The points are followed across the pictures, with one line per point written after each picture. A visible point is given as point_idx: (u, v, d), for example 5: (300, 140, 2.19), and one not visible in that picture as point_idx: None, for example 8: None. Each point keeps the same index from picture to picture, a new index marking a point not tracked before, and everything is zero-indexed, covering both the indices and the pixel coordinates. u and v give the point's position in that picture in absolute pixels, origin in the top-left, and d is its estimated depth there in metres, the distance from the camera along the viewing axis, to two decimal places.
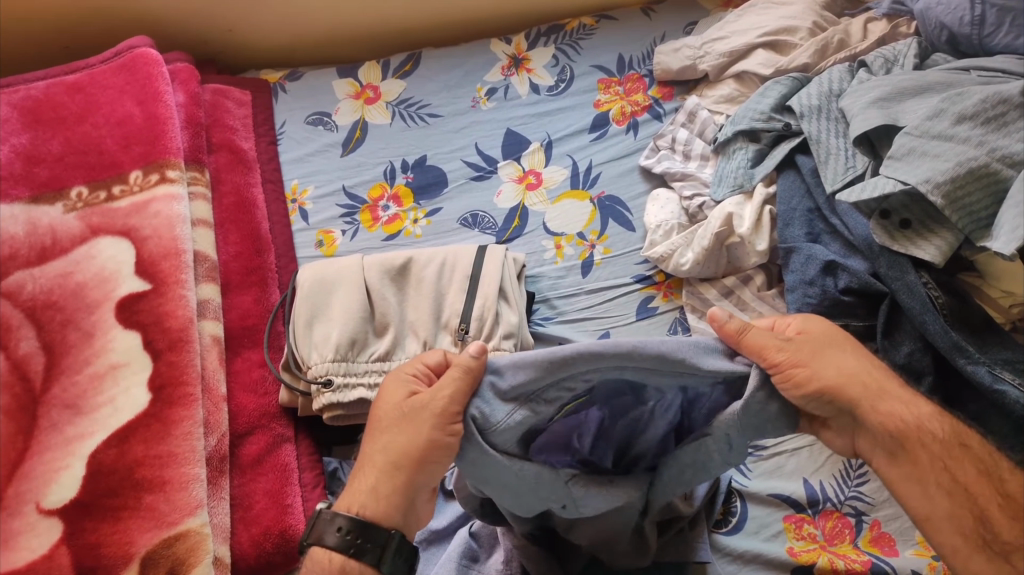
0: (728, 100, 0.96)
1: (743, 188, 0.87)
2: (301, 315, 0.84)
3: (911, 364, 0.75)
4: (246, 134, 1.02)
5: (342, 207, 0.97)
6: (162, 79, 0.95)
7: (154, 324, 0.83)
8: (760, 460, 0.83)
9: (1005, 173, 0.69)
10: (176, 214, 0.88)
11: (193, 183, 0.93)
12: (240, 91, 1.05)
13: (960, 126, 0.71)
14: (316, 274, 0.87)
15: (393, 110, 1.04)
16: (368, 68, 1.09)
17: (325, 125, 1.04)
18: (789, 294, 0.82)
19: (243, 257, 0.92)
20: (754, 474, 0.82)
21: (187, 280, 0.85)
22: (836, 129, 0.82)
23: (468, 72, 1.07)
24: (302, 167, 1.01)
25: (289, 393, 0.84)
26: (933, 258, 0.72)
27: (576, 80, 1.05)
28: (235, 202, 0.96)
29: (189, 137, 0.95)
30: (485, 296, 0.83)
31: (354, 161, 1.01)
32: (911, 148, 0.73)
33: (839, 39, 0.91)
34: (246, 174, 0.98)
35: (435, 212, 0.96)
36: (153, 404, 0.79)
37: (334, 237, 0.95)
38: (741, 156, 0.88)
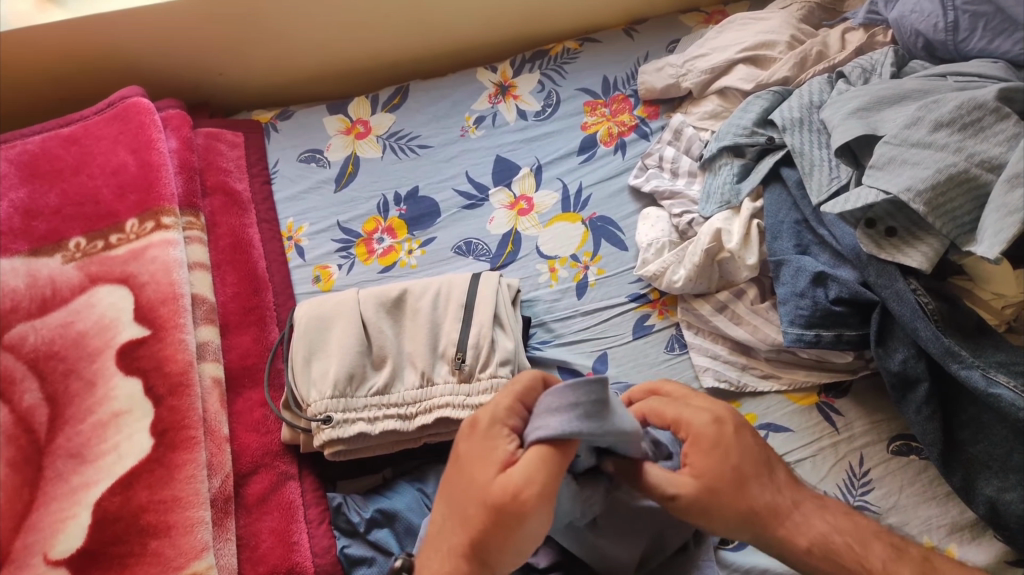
0: (712, 116, 0.97)
1: (730, 204, 0.87)
2: (299, 353, 0.85)
3: (907, 371, 0.76)
4: (240, 175, 1.04)
5: (337, 242, 0.98)
6: (154, 127, 0.97)
7: (154, 369, 0.84)
8: None
9: (985, 178, 0.70)
10: (173, 259, 0.89)
11: (189, 227, 0.94)
12: (233, 133, 1.07)
13: (937, 134, 0.72)
14: (312, 311, 0.87)
15: (383, 143, 1.06)
16: (357, 104, 1.10)
17: (317, 162, 1.05)
18: (782, 307, 0.82)
19: (241, 297, 0.94)
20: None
21: (185, 324, 0.86)
22: (819, 140, 0.83)
23: (455, 103, 1.09)
24: (296, 205, 1.02)
25: (290, 430, 0.84)
26: (920, 265, 0.73)
27: (562, 104, 1.06)
28: (231, 243, 0.97)
29: (183, 182, 0.97)
30: (480, 324, 0.83)
31: (347, 196, 1.02)
32: (890, 157, 0.74)
33: (817, 51, 0.93)
34: (241, 216, 0.99)
35: (429, 242, 0.97)
36: (156, 449, 0.80)
37: (331, 272, 0.96)
38: (727, 172, 0.89)
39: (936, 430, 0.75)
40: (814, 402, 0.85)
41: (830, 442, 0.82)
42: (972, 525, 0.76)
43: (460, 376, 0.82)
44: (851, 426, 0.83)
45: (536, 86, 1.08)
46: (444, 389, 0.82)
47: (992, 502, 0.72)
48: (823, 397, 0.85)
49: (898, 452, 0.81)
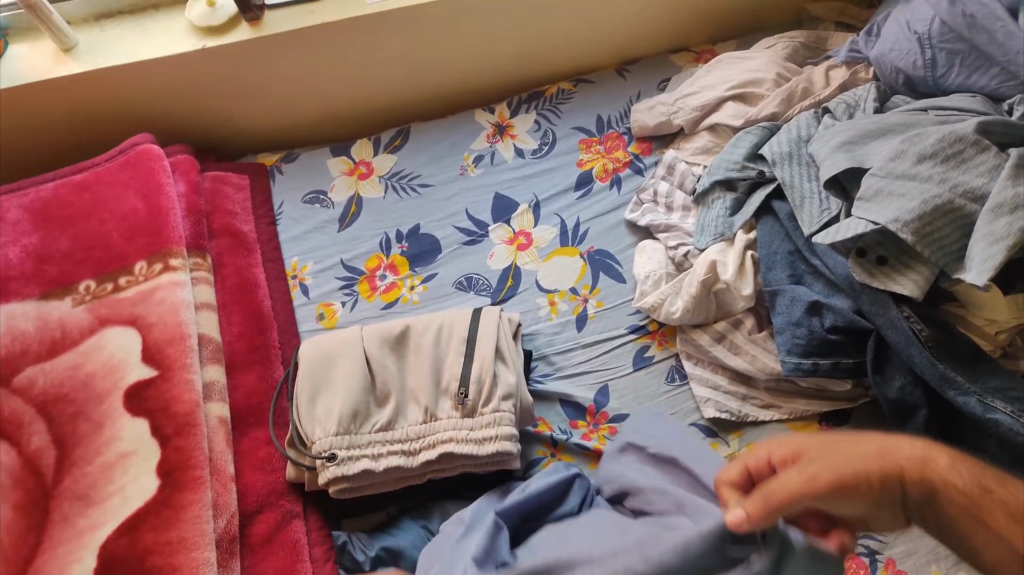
0: (704, 151, 1.00)
1: (724, 236, 0.89)
2: (304, 391, 0.86)
3: (904, 398, 0.77)
4: (247, 218, 1.06)
5: (340, 280, 1.00)
6: (163, 173, 1.00)
7: (161, 410, 0.85)
8: None
9: (970, 208, 0.72)
10: (181, 301, 0.91)
11: (196, 269, 0.96)
12: (239, 176, 1.10)
13: (922, 165, 0.74)
14: (316, 349, 0.89)
15: (385, 183, 1.09)
16: (359, 146, 1.14)
17: (321, 203, 1.08)
18: (778, 336, 0.83)
19: (246, 336, 0.95)
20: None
21: (192, 364, 0.87)
22: (809, 173, 0.85)
23: (455, 143, 1.12)
24: (300, 244, 1.04)
25: (295, 468, 0.85)
26: (912, 293, 0.74)
27: (558, 142, 1.09)
28: (237, 284, 0.99)
29: (191, 225, 0.99)
30: (482, 358, 0.85)
31: (350, 235, 1.04)
32: (877, 188, 0.76)
33: (803, 87, 0.96)
34: (247, 257, 1.01)
35: (431, 278, 0.99)
36: (163, 489, 0.81)
37: (334, 309, 0.98)
38: (720, 206, 0.92)
39: None
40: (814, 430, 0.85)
41: None
42: None
43: (463, 411, 0.83)
44: None
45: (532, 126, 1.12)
46: (447, 424, 0.83)
47: None
48: (823, 424, 0.85)
49: None
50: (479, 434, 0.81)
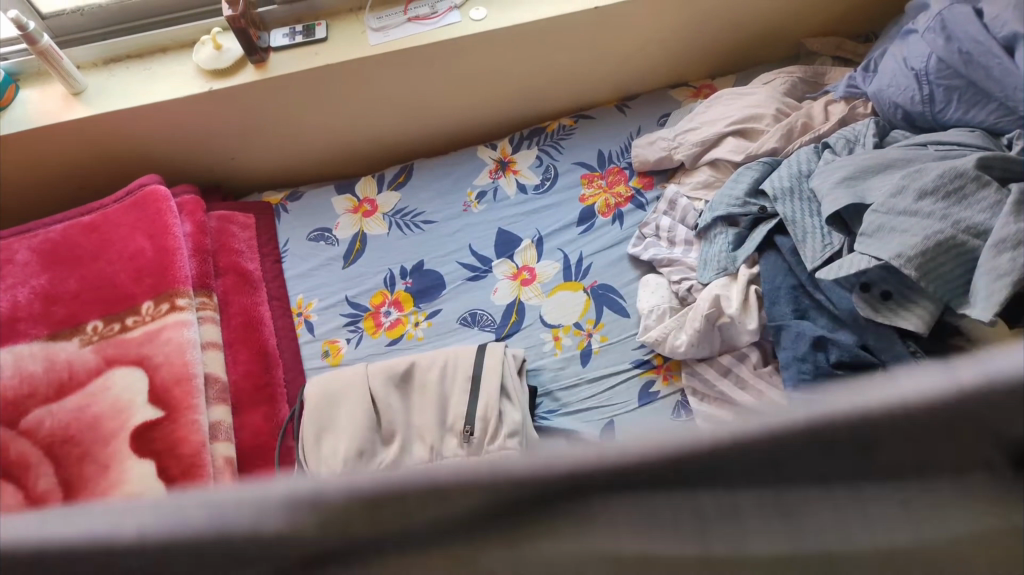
0: (705, 186, 1.00)
1: (728, 271, 0.89)
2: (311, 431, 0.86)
3: None
4: (253, 256, 1.07)
5: (345, 316, 1.01)
6: (171, 213, 1.01)
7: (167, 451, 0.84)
8: None
9: (973, 244, 0.71)
10: (188, 340, 0.91)
11: (202, 308, 0.97)
12: (245, 215, 1.11)
13: (922, 202, 0.74)
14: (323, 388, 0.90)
15: (389, 220, 1.10)
16: (364, 183, 1.15)
17: (326, 240, 1.09)
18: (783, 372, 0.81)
19: (253, 375, 0.95)
20: None
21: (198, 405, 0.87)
22: (810, 209, 0.86)
23: (458, 179, 1.13)
24: (306, 281, 1.05)
25: None
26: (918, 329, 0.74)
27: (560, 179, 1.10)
28: (242, 322, 0.99)
29: (197, 265, 1.00)
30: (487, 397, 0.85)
31: (356, 271, 1.05)
32: (879, 225, 0.76)
33: (803, 122, 0.96)
34: (253, 294, 1.02)
35: (435, 314, 0.99)
36: None
37: (340, 347, 0.98)
38: (722, 240, 0.92)
39: None
40: None
41: None
42: None
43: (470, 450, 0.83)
44: None
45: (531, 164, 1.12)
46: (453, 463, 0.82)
47: None
48: None
49: None
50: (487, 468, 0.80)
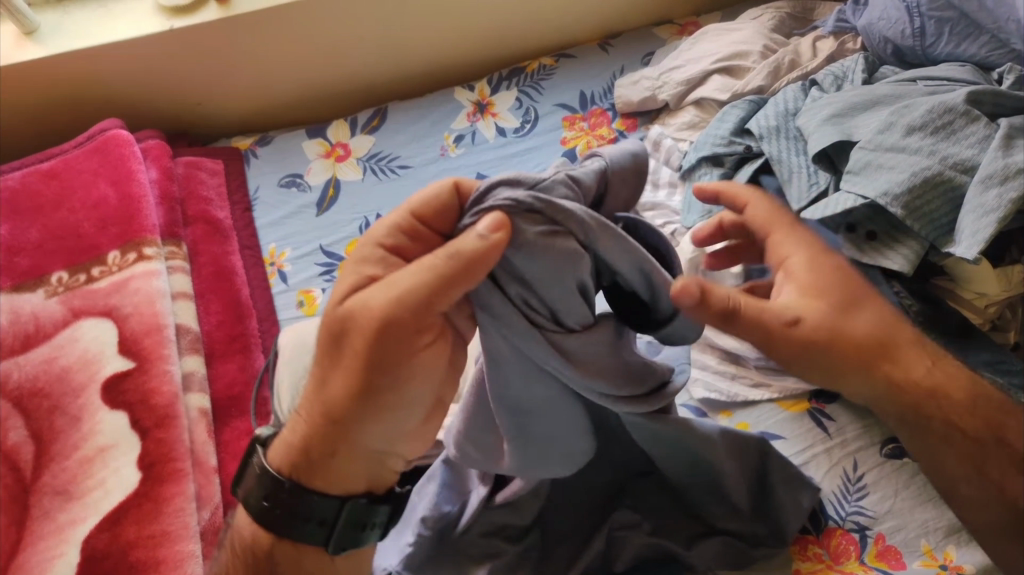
0: (690, 126, 0.97)
1: (712, 213, 0.87)
2: (285, 381, 0.84)
3: None
4: (221, 204, 1.03)
5: (320, 266, 0.97)
6: (134, 158, 0.97)
7: (140, 402, 0.82)
8: None
9: (960, 180, 0.70)
10: (156, 290, 0.88)
11: (171, 257, 0.94)
12: (214, 161, 1.06)
13: (911, 137, 0.73)
14: (298, 337, 0.88)
15: (363, 165, 1.06)
16: (336, 127, 1.11)
17: (298, 186, 1.05)
18: None
19: (226, 325, 0.93)
20: None
21: (170, 354, 0.85)
22: (796, 147, 0.84)
23: (434, 123, 1.09)
24: (279, 230, 1.01)
25: None
26: (902, 268, 0.73)
27: (540, 121, 1.06)
28: (214, 272, 0.96)
29: (164, 212, 0.96)
30: None
31: (328, 220, 1.01)
32: (867, 161, 0.74)
33: (790, 59, 0.93)
34: (223, 243, 0.99)
35: None
36: (144, 482, 0.78)
37: (314, 296, 0.95)
38: (707, 181, 0.88)
39: None
40: (805, 408, 0.88)
41: (823, 447, 0.85)
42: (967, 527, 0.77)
43: None
44: (843, 431, 0.85)
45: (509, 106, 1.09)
46: None
47: None
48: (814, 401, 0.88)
49: (891, 455, 0.83)
50: None
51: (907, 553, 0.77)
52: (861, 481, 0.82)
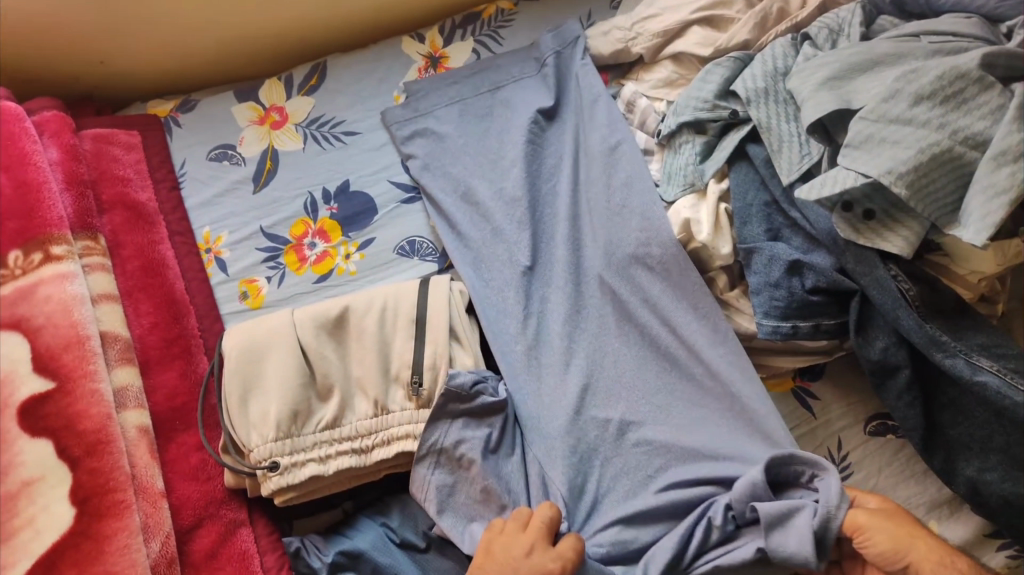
0: (667, 84, 0.90)
1: (695, 187, 0.82)
2: (233, 391, 0.77)
3: (887, 360, 0.72)
4: (142, 183, 0.92)
5: (263, 251, 0.91)
6: (27, 137, 0.84)
7: (66, 428, 0.72)
8: None
9: (970, 156, 0.64)
10: (72, 296, 0.77)
11: (87, 254, 0.82)
12: (127, 133, 0.95)
13: (919, 108, 0.66)
14: (242, 342, 0.79)
15: (303, 132, 0.98)
16: (269, 88, 1.01)
17: (230, 159, 0.96)
18: (755, 297, 0.77)
19: (160, 327, 0.83)
20: None
21: (98, 370, 0.75)
22: (786, 112, 0.77)
23: (382, 79, 1.01)
24: (210, 212, 0.94)
25: (234, 475, 0.76)
26: (902, 251, 0.68)
27: (511, 121, 0.94)
28: (141, 266, 0.86)
29: (73, 200, 0.84)
30: (435, 342, 0.79)
31: (269, 196, 0.94)
32: (868, 134, 0.67)
33: (778, 9, 0.85)
34: (149, 231, 0.89)
35: (368, 244, 0.91)
36: (80, 520, 0.69)
37: (260, 286, 0.89)
38: (689, 150, 0.83)
39: (916, 415, 0.72)
40: (790, 388, 0.84)
41: (807, 428, 0.82)
42: (949, 500, 0.78)
43: (419, 401, 0.77)
44: (828, 409, 0.83)
45: (458, 94, 0.97)
46: (402, 418, 0.77)
47: (972, 482, 0.71)
48: (798, 380, 0.84)
49: (875, 432, 0.81)
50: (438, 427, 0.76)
51: None
52: (846, 462, 0.81)
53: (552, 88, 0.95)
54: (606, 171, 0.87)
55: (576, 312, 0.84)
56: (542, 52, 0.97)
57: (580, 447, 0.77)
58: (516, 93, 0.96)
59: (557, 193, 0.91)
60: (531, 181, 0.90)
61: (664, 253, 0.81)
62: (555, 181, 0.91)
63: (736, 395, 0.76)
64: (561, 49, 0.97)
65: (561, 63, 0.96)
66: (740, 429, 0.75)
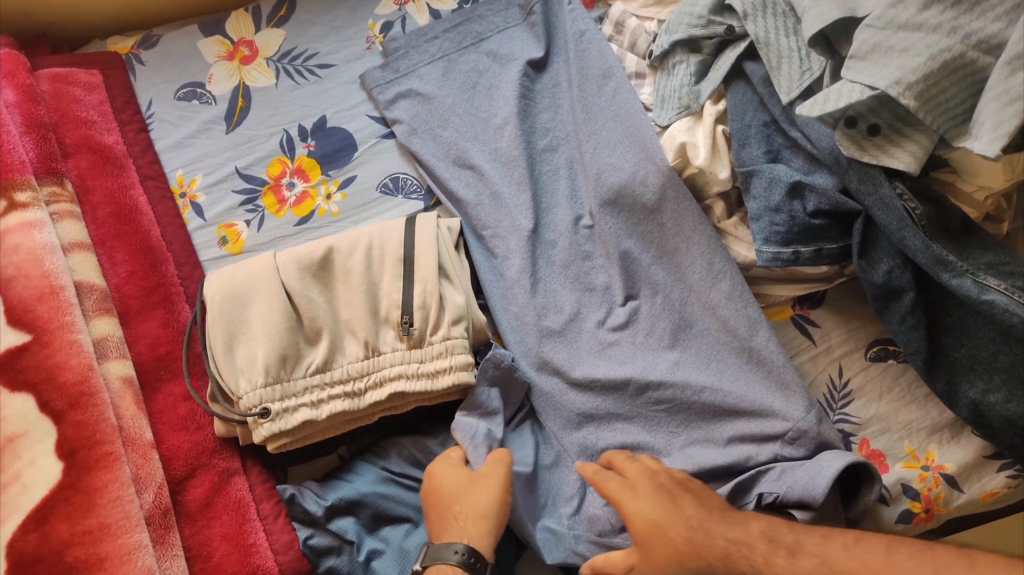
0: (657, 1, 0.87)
1: (690, 109, 0.78)
2: (217, 338, 0.74)
3: (891, 282, 0.70)
4: (108, 125, 0.88)
5: (240, 194, 0.88)
6: None
7: (45, 381, 0.69)
8: (731, 385, 0.77)
9: (983, 62, 0.60)
10: (42, 245, 0.73)
11: (54, 201, 0.78)
12: (88, 72, 0.89)
13: (929, 11, 0.61)
14: (224, 288, 0.76)
15: (275, 67, 0.92)
16: (236, 20, 0.95)
17: (199, 98, 0.91)
18: (754, 223, 0.74)
19: (138, 275, 0.80)
20: (727, 409, 0.77)
21: (75, 322, 0.72)
22: (785, 25, 0.73)
23: (355, 8, 0.95)
24: (182, 154, 0.89)
25: (224, 424, 0.74)
26: (907, 168, 0.65)
27: (500, 76, 0.90)
28: (112, 213, 0.82)
29: (34, 143, 0.79)
30: (424, 280, 0.76)
31: (243, 136, 0.90)
32: (875, 43, 0.63)
33: None
34: (119, 176, 0.85)
35: (350, 182, 0.88)
36: (69, 473, 0.67)
37: (238, 231, 0.86)
38: (682, 71, 0.79)
39: (920, 338, 0.71)
40: (789, 316, 0.83)
41: (808, 356, 0.81)
42: (951, 424, 0.76)
43: (410, 342, 0.75)
44: (828, 336, 0.81)
45: (437, 28, 0.93)
46: (394, 359, 0.75)
47: (977, 403, 0.70)
48: (798, 308, 0.83)
49: (876, 358, 0.80)
50: (431, 367, 0.74)
51: (891, 456, 0.76)
52: (847, 389, 0.79)
53: (541, 39, 0.90)
54: (611, 126, 0.83)
55: (583, 273, 0.84)
56: None
57: (604, 406, 0.80)
58: (503, 43, 0.92)
59: (554, 148, 0.88)
60: (527, 138, 0.87)
61: (675, 211, 0.80)
62: (552, 135, 0.89)
63: (752, 347, 0.78)
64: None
65: (550, 10, 0.92)
66: (758, 377, 0.77)
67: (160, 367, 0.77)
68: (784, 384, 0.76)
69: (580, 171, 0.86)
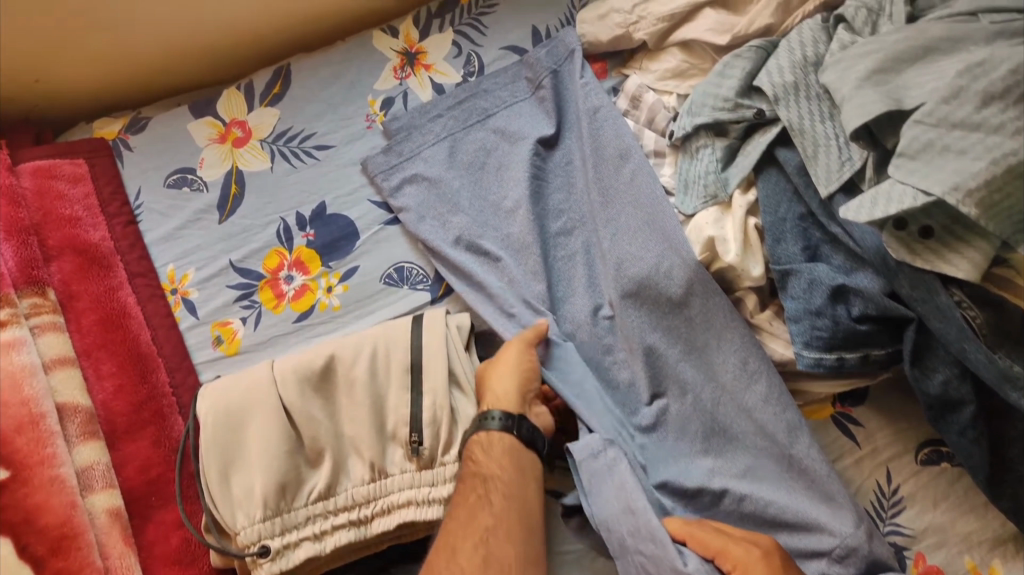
0: (676, 74, 0.81)
1: (717, 199, 0.72)
2: (212, 465, 0.68)
3: (949, 394, 0.63)
4: (94, 220, 0.82)
5: (235, 289, 0.82)
6: None
7: (25, 523, 0.63)
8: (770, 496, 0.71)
9: None
10: (24, 367, 0.68)
11: (35, 313, 0.73)
12: (73, 162, 0.84)
13: (988, 110, 0.55)
14: (218, 407, 0.70)
15: (270, 149, 0.87)
16: (228, 99, 0.90)
17: (190, 185, 0.86)
18: (793, 325, 0.68)
19: (126, 389, 0.75)
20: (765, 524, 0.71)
21: (57, 454, 0.66)
22: (820, 109, 0.67)
23: (352, 83, 0.90)
24: (173, 247, 0.84)
25: (221, 557, 0.68)
26: (967, 276, 0.59)
27: (509, 155, 0.84)
28: (99, 320, 0.77)
29: (14, 251, 0.74)
30: (434, 392, 0.70)
31: (237, 226, 0.84)
32: (927, 142, 0.57)
33: None
34: (106, 278, 0.80)
35: (352, 274, 0.82)
36: None
37: (234, 329, 0.80)
38: (707, 156, 0.73)
39: (982, 453, 0.64)
40: (830, 414, 0.76)
41: (853, 460, 0.74)
42: (1014, 536, 0.70)
43: (420, 463, 0.69)
44: (874, 437, 0.75)
45: (443, 102, 0.87)
46: (403, 482, 0.69)
47: None
48: (838, 406, 0.76)
49: (928, 461, 0.73)
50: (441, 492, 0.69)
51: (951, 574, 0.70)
52: (897, 496, 0.73)
53: (551, 115, 0.85)
54: (630, 212, 0.77)
55: (604, 370, 0.78)
56: (536, 69, 0.87)
57: None
58: (512, 119, 0.86)
59: (569, 231, 0.82)
60: (540, 223, 0.81)
61: (704, 306, 0.74)
62: (566, 217, 0.83)
63: (792, 455, 0.71)
64: (557, 66, 0.86)
65: (560, 82, 0.86)
66: (800, 488, 0.71)
67: (150, 492, 0.71)
68: (830, 496, 0.70)
69: (598, 258, 0.79)
